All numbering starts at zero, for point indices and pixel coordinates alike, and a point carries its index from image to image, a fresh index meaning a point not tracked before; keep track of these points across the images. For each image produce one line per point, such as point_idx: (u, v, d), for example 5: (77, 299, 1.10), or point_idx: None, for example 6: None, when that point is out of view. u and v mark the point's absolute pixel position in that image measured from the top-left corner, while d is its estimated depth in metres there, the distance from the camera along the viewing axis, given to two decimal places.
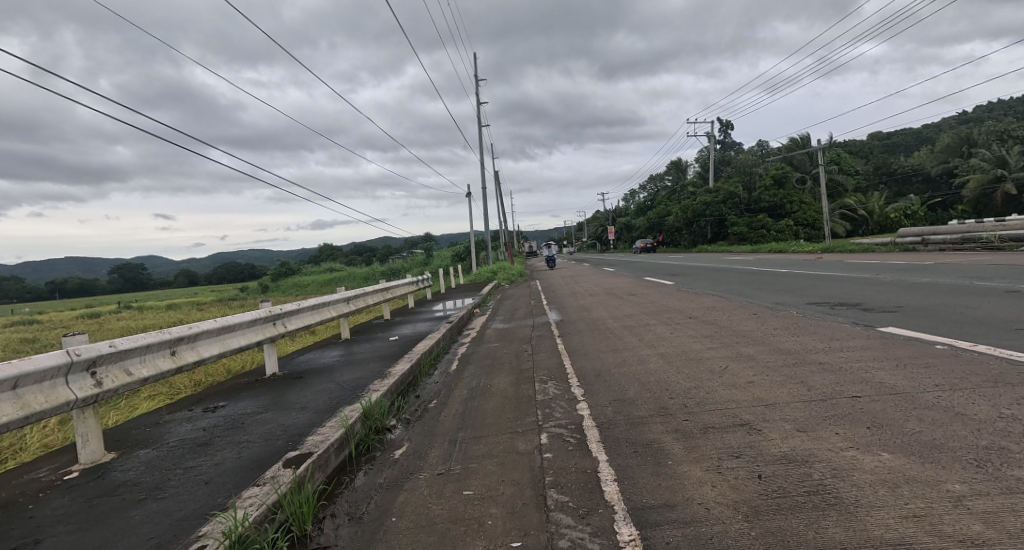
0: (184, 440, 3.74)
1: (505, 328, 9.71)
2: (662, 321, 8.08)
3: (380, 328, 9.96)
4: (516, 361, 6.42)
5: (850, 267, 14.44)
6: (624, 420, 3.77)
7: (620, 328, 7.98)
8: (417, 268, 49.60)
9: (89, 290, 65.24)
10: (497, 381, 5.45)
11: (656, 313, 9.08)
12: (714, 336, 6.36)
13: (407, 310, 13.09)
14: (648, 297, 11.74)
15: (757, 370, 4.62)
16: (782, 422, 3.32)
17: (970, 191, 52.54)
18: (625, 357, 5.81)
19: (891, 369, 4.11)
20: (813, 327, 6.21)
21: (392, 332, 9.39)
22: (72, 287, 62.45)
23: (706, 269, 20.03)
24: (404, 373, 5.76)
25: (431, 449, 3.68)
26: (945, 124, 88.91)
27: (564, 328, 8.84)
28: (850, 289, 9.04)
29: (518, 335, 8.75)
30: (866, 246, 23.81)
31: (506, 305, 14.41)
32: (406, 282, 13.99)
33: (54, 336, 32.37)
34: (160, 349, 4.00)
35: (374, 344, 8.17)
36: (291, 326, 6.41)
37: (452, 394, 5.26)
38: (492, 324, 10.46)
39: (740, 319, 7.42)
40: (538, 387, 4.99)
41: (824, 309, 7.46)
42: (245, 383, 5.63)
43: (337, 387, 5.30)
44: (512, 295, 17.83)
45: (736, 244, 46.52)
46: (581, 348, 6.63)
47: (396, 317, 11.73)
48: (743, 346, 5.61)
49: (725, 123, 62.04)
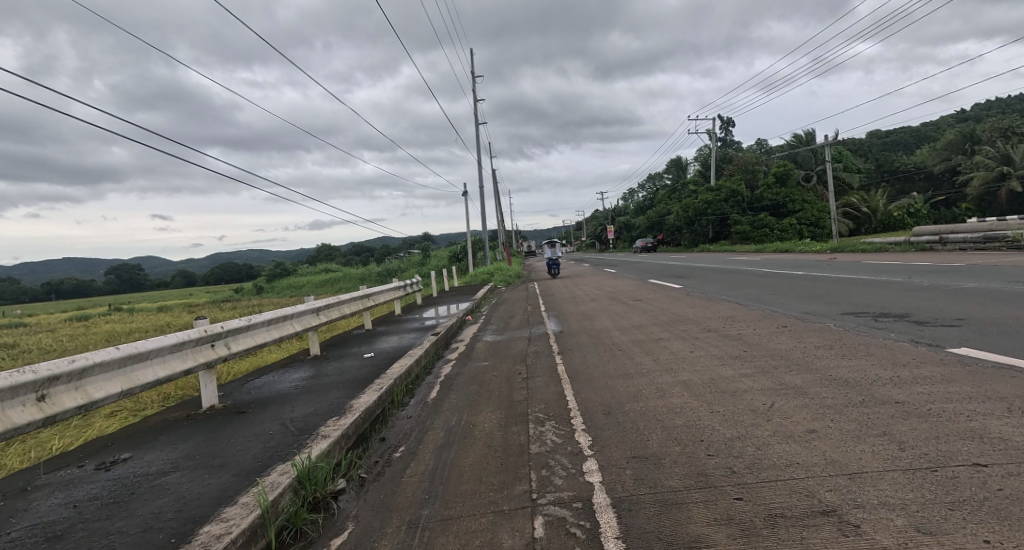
0: (34, 529, 2.67)
1: (498, 341, 8.65)
2: (677, 336, 7.04)
3: (358, 341, 8.87)
4: (507, 389, 5.35)
5: (871, 269, 13.39)
6: (650, 496, 2.71)
7: (629, 344, 6.94)
8: (415, 269, 48.74)
9: (85, 292, 64.39)
10: (483, 420, 4.41)
11: (668, 325, 8.04)
12: (744, 359, 5.31)
13: (392, 319, 11.99)
14: (655, 305, 10.68)
15: (814, 413, 3.57)
16: (889, 514, 2.24)
17: (974, 188, 51.69)
18: (639, 387, 4.76)
19: (1005, 417, 3.05)
20: (862, 347, 5.19)
21: (370, 347, 8.31)
22: (67, 289, 61.56)
23: (713, 270, 19.04)
24: (369, 409, 4.70)
25: (381, 540, 2.63)
26: (946, 121, 88.16)
27: (564, 342, 7.77)
28: (888, 297, 8.00)
29: (511, 350, 7.70)
30: (879, 246, 22.77)
31: (501, 312, 13.33)
32: (391, 288, 12.89)
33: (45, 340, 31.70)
34: (15, 395, 2.97)
35: (346, 363, 7.10)
36: (237, 348, 5.36)
37: (425, 438, 4.20)
38: (483, 336, 9.42)
39: (769, 334, 6.39)
40: (532, 432, 3.93)
41: (866, 322, 6.43)
42: (172, 422, 4.57)
43: (283, 428, 4.26)
44: (507, 300, 16.74)
45: (739, 243, 45.62)
46: (584, 372, 5.58)
47: (378, 327, 10.62)
48: (785, 374, 4.58)
49: (726, 119, 60.95)
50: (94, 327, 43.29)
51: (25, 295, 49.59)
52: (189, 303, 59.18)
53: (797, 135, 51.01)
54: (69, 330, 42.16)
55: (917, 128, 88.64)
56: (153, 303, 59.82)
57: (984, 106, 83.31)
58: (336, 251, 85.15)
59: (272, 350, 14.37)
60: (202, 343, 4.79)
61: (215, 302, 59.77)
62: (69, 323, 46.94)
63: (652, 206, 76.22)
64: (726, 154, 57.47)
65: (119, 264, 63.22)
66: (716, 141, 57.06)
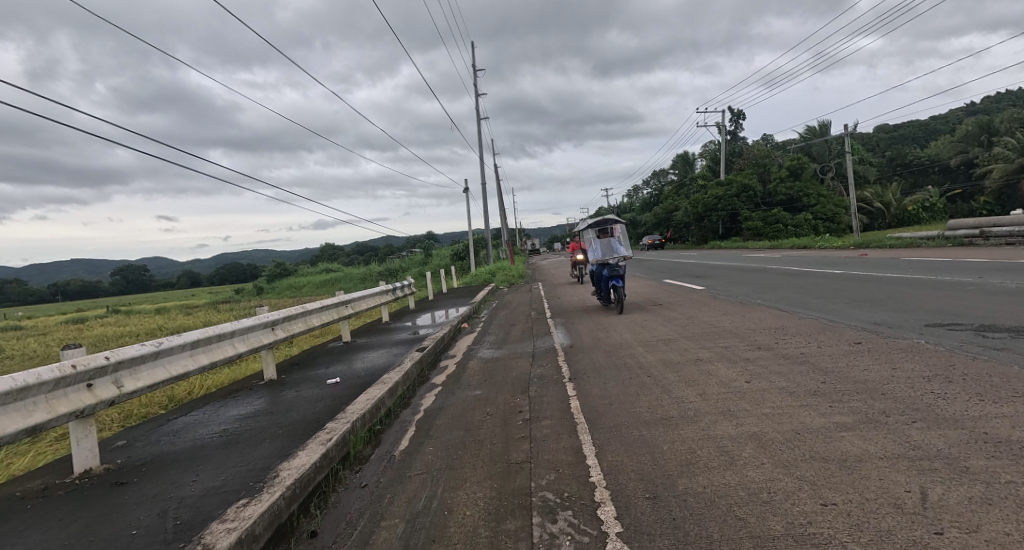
0: None
1: (498, 359, 7.19)
2: (721, 356, 5.60)
3: (330, 360, 7.43)
4: (502, 441, 3.90)
5: (919, 268, 11.89)
6: None
7: (660, 367, 5.51)
8: (417, 269, 47.52)
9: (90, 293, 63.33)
10: (466, 503, 2.96)
11: (704, 339, 6.58)
12: (826, 395, 3.91)
13: (379, 329, 10.55)
14: (680, 312, 9.22)
15: (1010, 515, 2.11)
16: None
17: (994, 181, 49.88)
18: (692, 447, 3.31)
19: None
20: (995, 379, 3.74)
21: (342, 367, 6.87)
22: (74, 290, 60.56)
23: (734, 269, 17.63)
24: (301, 478, 3.26)
25: None
26: (959, 114, 86.03)
27: (575, 361, 6.39)
28: (973, 303, 6.54)
29: (511, 372, 6.29)
30: (910, 240, 21.31)
31: (504, 319, 11.86)
32: (379, 291, 11.44)
33: (42, 346, 30.74)
34: None
35: (304, 391, 5.66)
36: (136, 385, 3.94)
37: (372, 536, 2.76)
38: (479, 350, 8.03)
39: (843, 355, 4.97)
40: (538, 538, 2.48)
41: (967, 337, 5.01)
42: (14, 503, 3.15)
43: (163, 518, 2.82)
44: (509, 304, 15.22)
45: (752, 239, 44.07)
46: (609, 416, 4.12)
47: (359, 340, 9.17)
48: (905, 425, 3.14)
49: (735, 112, 59.23)
50: (90, 330, 42.32)
51: (30, 296, 49.14)
52: (189, 304, 58.26)
53: (810, 127, 49.30)
54: (66, 333, 41.23)
55: (929, 122, 86.70)
56: (153, 304, 58.96)
57: (998, 97, 81.24)
58: (338, 251, 83.99)
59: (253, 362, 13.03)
60: (69, 385, 3.39)
61: (216, 303, 58.78)
62: (67, 325, 46.02)
63: (659, 202, 74.61)
64: (736, 147, 55.75)
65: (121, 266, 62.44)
66: (725, 134, 55.35)
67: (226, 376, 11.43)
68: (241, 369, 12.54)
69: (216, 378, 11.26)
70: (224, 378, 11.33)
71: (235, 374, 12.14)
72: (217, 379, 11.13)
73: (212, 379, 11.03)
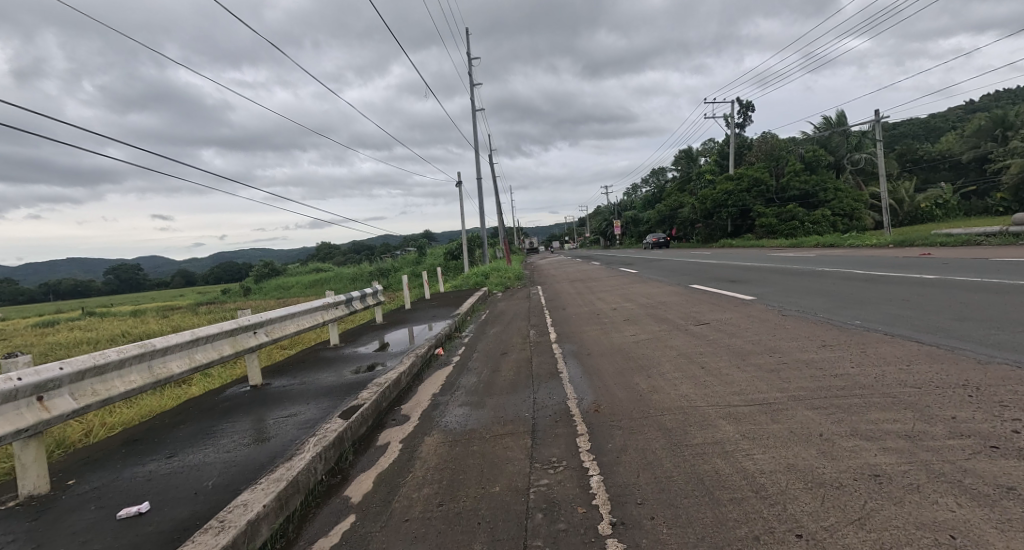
0: None
1: (473, 437, 4.21)
2: (931, 469, 2.64)
3: (197, 431, 4.45)
4: None
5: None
6: None
7: (804, 502, 2.54)
8: (410, 267, 44.75)
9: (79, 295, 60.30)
10: None
11: (843, 412, 3.62)
12: None
13: (320, 362, 7.51)
14: (748, 341, 6.30)
15: None
16: None
17: (1013, 176, 47.20)
18: None
19: None
20: None
21: (197, 454, 3.87)
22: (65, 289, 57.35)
23: (771, 271, 14.86)
24: None
25: None
26: (966, 108, 83.46)
27: (610, 455, 3.45)
28: None
29: (490, 478, 3.34)
30: (964, 237, 18.60)
31: (493, 341, 8.92)
32: (323, 304, 8.41)
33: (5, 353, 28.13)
34: None
35: (54, 542, 2.68)
36: None
37: None
38: (448, 407, 5.14)
39: None
40: None
41: None
42: None
43: None
44: (502, 316, 12.26)
45: (764, 237, 41.41)
46: None
47: (276, 384, 6.17)
48: None
49: (743, 104, 56.49)
50: (60, 334, 39.21)
51: (13, 296, 46.69)
52: (172, 305, 55.36)
53: (824, 117, 46.53)
54: (37, 337, 38.33)
55: (937, 118, 83.77)
56: (135, 306, 56.05)
57: (1004, 93, 78.86)
58: (333, 250, 81.14)
59: (184, 390, 10.15)
60: None
61: (201, 304, 55.92)
62: (41, 328, 43.10)
63: (661, 199, 71.84)
64: (744, 140, 53.00)
65: (115, 263, 60.29)
66: (732, 127, 52.63)
67: (135, 414, 8.54)
68: (165, 401, 9.65)
69: (119, 416, 8.34)
70: (132, 417, 8.42)
71: (155, 408, 9.27)
72: (118, 417, 8.18)
73: (110, 417, 8.08)
